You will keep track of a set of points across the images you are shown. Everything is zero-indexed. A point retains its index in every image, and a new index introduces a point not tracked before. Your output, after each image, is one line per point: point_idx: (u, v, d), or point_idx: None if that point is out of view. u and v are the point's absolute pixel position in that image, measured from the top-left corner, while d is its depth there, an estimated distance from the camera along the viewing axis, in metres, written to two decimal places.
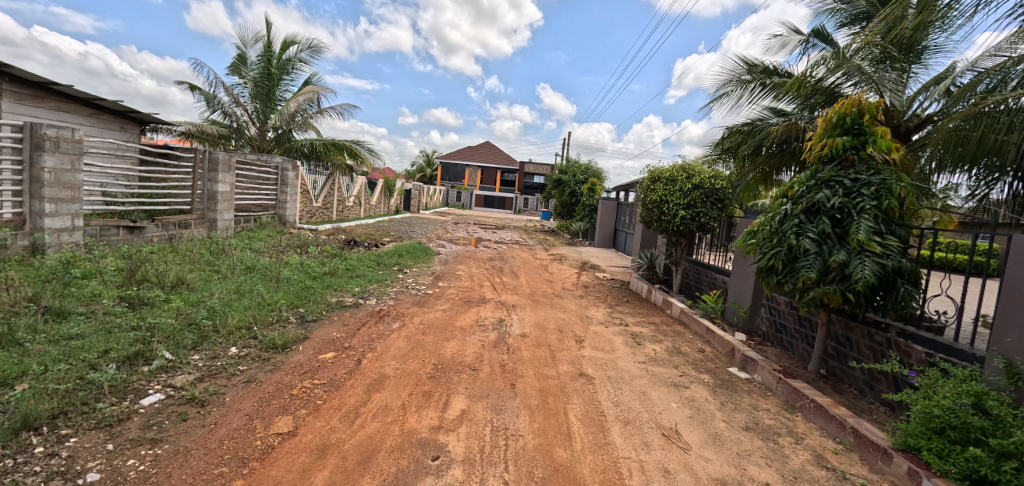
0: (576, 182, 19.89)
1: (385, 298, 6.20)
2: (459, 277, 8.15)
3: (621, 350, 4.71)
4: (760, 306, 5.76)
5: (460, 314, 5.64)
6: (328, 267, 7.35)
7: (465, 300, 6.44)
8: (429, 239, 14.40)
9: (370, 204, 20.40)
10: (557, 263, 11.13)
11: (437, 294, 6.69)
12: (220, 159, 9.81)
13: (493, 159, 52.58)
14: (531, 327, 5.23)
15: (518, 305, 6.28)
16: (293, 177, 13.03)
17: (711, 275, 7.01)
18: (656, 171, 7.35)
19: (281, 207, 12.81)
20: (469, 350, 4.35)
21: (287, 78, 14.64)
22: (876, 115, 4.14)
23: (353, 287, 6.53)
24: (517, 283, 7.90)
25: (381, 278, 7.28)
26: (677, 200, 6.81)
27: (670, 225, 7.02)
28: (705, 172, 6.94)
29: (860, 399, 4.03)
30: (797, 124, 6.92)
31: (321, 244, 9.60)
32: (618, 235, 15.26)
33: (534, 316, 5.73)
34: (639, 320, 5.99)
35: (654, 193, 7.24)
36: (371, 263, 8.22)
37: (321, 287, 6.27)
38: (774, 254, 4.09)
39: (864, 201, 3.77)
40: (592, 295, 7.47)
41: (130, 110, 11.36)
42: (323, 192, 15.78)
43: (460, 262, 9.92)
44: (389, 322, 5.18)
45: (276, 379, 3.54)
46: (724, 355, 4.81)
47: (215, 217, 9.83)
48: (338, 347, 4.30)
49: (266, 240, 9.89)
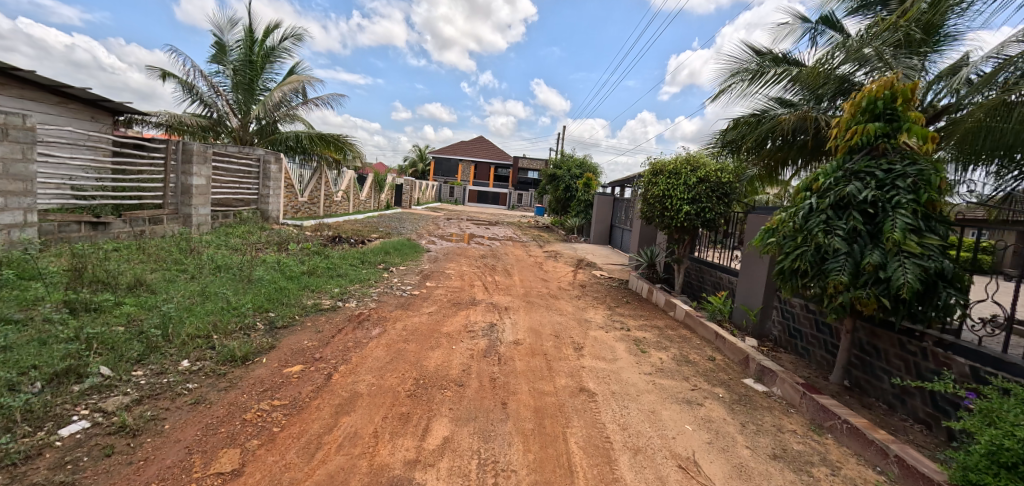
0: (572, 177, 19.51)
1: (366, 300, 5.71)
2: (448, 276, 7.65)
3: (624, 359, 4.26)
4: (771, 309, 5.36)
5: (448, 318, 5.17)
6: (307, 265, 6.83)
7: (454, 302, 5.96)
8: (419, 235, 13.87)
9: (359, 200, 19.79)
10: (552, 261, 10.67)
11: (424, 295, 6.20)
12: (195, 151, 9.22)
13: (487, 154, 51.99)
14: (525, 333, 4.77)
15: (511, 307, 5.82)
16: (276, 170, 12.45)
17: (716, 274, 6.60)
18: (658, 163, 6.88)
19: (264, 202, 12.23)
20: (456, 362, 3.88)
21: (269, 66, 13.98)
22: (911, 99, 3.70)
23: (332, 288, 6.02)
24: (510, 283, 7.42)
25: (364, 278, 6.77)
26: (681, 195, 6.35)
27: (674, 221, 6.57)
28: (711, 164, 6.49)
29: (890, 415, 3.63)
30: (809, 114, 6.46)
31: (303, 241, 9.06)
32: (615, 231, 14.84)
33: (529, 320, 5.27)
34: (642, 323, 5.56)
35: (656, 187, 6.78)
36: (355, 262, 7.70)
37: (297, 288, 5.76)
38: (799, 254, 3.66)
39: (900, 195, 3.35)
40: (590, 296, 7.01)
41: (101, 99, 10.71)
42: (310, 186, 15.19)
43: (451, 259, 9.42)
44: (369, 328, 4.70)
45: (229, 400, 3.06)
46: (737, 363, 4.39)
47: (190, 213, 9.23)
48: (307, 358, 3.81)
49: (244, 237, 9.32)
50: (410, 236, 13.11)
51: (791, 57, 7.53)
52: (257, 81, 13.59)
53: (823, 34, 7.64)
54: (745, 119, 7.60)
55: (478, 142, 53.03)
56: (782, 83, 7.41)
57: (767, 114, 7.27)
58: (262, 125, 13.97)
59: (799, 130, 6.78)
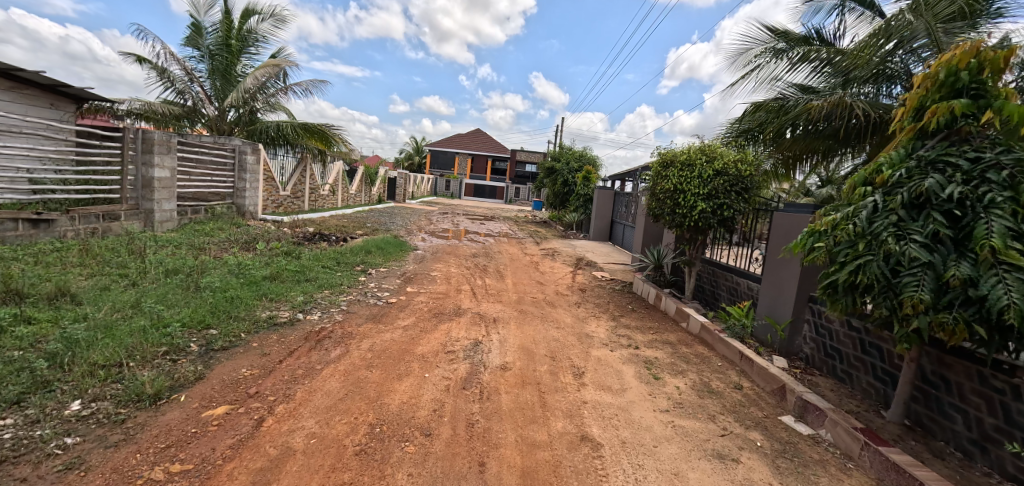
0: (571, 171, 18.67)
1: (333, 310, 4.92)
2: (433, 279, 6.86)
3: (635, 390, 3.50)
4: (803, 323, 4.62)
5: (426, 334, 4.40)
6: (272, 268, 6.03)
7: (435, 312, 5.19)
8: (409, 231, 13.07)
9: (347, 194, 18.92)
10: (549, 260, 9.89)
11: (402, 304, 5.41)
12: (156, 140, 8.29)
13: (484, 147, 51.01)
14: (515, 353, 4.01)
15: (501, 318, 5.05)
16: (253, 161, 11.61)
17: (734, 280, 5.85)
18: (668, 153, 6.08)
19: (240, 196, 11.40)
20: (426, 397, 3.11)
21: (248, 51, 13.09)
22: (1000, 71, 2.91)
23: (296, 296, 5.23)
24: (503, 287, 6.64)
25: (336, 283, 5.97)
26: (695, 190, 5.55)
27: (686, 219, 5.78)
28: (730, 154, 5.69)
29: (969, 469, 2.88)
30: (845, 99, 5.63)
31: (276, 239, 8.25)
32: (616, 227, 14.05)
33: (521, 335, 4.52)
34: (651, 338, 4.80)
35: (665, 181, 5.98)
36: (329, 263, 6.90)
37: (253, 296, 4.96)
38: (859, 265, 2.88)
39: (994, 191, 2.55)
40: (592, 303, 6.24)
41: (61, 85, 9.81)
42: (293, 179, 14.35)
43: (439, 259, 8.63)
44: (328, 348, 3.93)
45: (114, 465, 2.30)
46: (769, 395, 3.64)
47: (152, 208, 8.33)
48: (239, 394, 3.04)
49: (213, 234, 8.51)
50: (398, 233, 12.34)
51: (818, 38, 6.72)
52: (235, 67, 12.73)
53: (853, 12, 6.82)
54: (765, 106, 6.79)
55: (475, 135, 52.01)
56: (808, 64, 6.57)
57: (792, 99, 6.44)
58: (241, 114, 13.10)
59: (830, 117, 5.97)
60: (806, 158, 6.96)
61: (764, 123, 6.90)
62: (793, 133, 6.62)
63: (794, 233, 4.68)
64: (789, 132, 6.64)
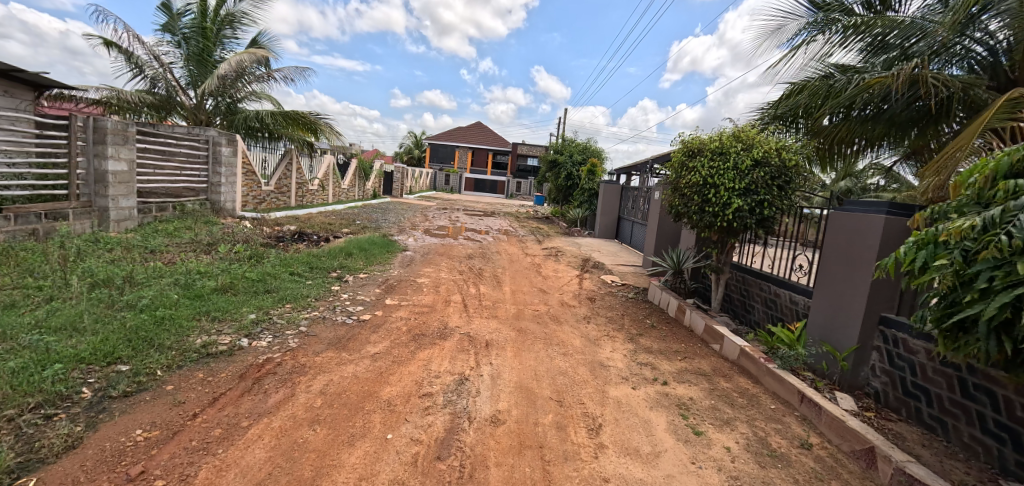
0: (574, 163, 17.68)
1: (288, 332, 3.98)
2: (419, 287, 5.91)
3: (671, 456, 2.58)
4: (872, 350, 3.70)
5: (398, 367, 3.47)
6: (225, 278, 5.09)
7: (415, 332, 4.27)
8: (400, 229, 12.14)
9: (339, 189, 17.94)
10: (552, 262, 8.93)
11: (376, 322, 4.46)
12: (109, 129, 7.28)
13: (485, 140, 49.93)
14: (512, 396, 3.10)
15: (495, 341, 4.11)
16: (230, 153, 10.65)
17: (775, 293, 4.94)
18: (696, 140, 5.09)
19: (215, 191, 10.44)
20: (384, 477, 2.21)
21: (225, 35, 12.15)
22: None
23: (247, 313, 4.29)
24: (500, 298, 5.68)
25: (302, 294, 5.02)
26: (730, 184, 4.56)
27: (716, 219, 4.80)
28: (771, 141, 4.72)
29: None
30: (920, 73, 4.62)
31: (245, 239, 7.30)
32: (623, 224, 13.09)
33: (520, 365, 3.59)
34: (680, 368, 3.88)
35: (690, 173, 5.00)
36: (299, 268, 5.96)
37: (190, 315, 4.03)
38: (1016, 295, 1.93)
39: None
40: (604, 316, 5.29)
41: (13, 68, 8.81)
42: (277, 173, 13.40)
43: (430, 262, 7.68)
44: (267, 391, 3.01)
45: None
46: (848, 459, 2.74)
47: (107, 206, 7.34)
48: (114, 478, 2.13)
49: (177, 235, 7.57)
50: (389, 231, 11.38)
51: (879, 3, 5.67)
52: (213, 52, 11.84)
53: None
54: (805, 86, 5.77)
55: (475, 128, 50.89)
56: (860, 37, 5.55)
57: (843, 76, 5.42)
58: (220, 103, 12.17)
59: (893, 97, 4.94)
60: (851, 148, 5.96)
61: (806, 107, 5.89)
62: (837, 117, 5.61)
63: (863, 239, 3.73)
64: (835, 116, 5.62)
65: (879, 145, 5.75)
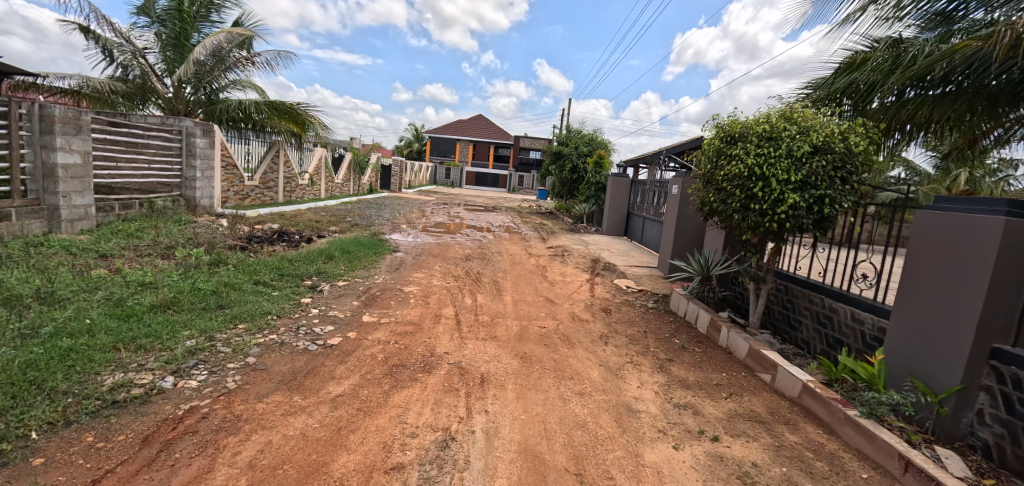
0: (580, 155, 16.77)
1: (229, 367, 3.14)
2: (406, 298, 5.03)
3: None
4: (981, 392, 2.83)
5: (364, 419, 2.62)
6: (168, 291, 4.25)
7: (391, 362, 3.42)
8: (393, 227, 11.27)
9: (331, 183, 17.06)
10: (559, 263, 8.04)
11: (347, 348, 3.60)
12: (58, 117, 6.41)
13: (486, 133, 48.91)
14: (514, 469, 2.24)
15: (493, 375, 3.25)
16: (205, 145, 9.77)
17: (832, 309, 4.12)
18: (738, 123, 4.20)
19: (189, 187, 9.58)
20: None
21: (206, 18, 11.28)
22: None
23: (183, 340, 3.45)
24: (500, 312, 4.80)
25: (262, 310, 4.18)
26: (784, 175, 3.68)
27: (763, 219, 3.91)
28: (834, 124, 3.81)
29: None
30: None
31: (212, 241, 6.45)
32: (633, 220, 12.21)
33: (524, 415, 2.73)
34: (728, 412, 3.02)
35: (730, 162, 4.11)
36: (266, 277, 5.12)
37: (105, 346, 3.19)
38: None
39: None
40: (623, 334, 4.42)
41: None
42: (261, 167, 12.50)
43: (422, 266, 6.81)
44: (176, 465, 2.18)
45: None
46: None
47: (57, 203, 6.51)
48: None
49: (137, 236, 6.73)
50: (380, 228, 10.51)
51: None
52: (191, 35, 10.94)
53: None
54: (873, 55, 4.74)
55: (477, 120, 49.84)
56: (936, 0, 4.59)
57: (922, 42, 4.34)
58: (200, 90, 11.28)
59: (986, 68, 3.83)
60: (927, 130, 4.88)
61: (869, 81, 4.85)
62: (911, 91, 4.53)
63: (972, 246, 2.86)
64: (907, 91, 4.56)
65: (964, 127, 4.65)
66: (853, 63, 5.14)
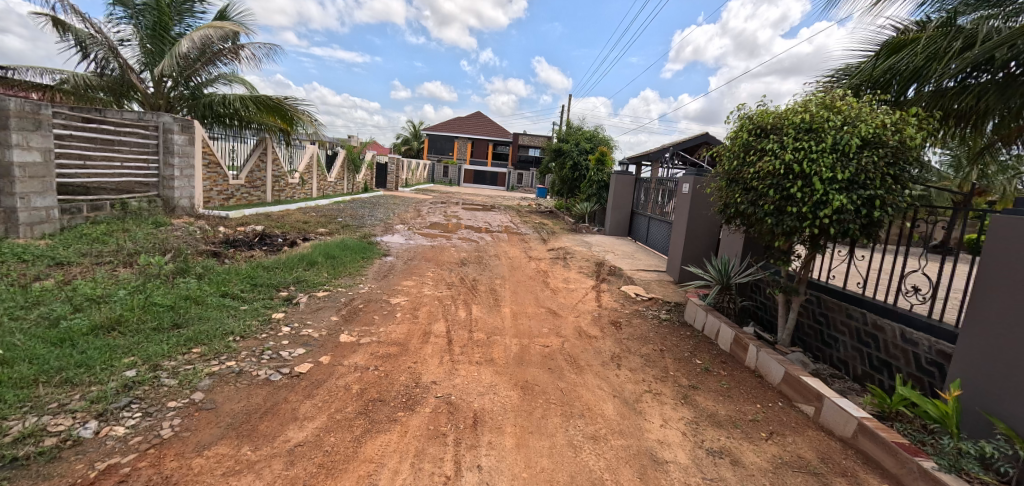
0: (581, 152, 16.24)
1: (168, 408, 2.61)
2: (392, 312, 4.49)
3: None
4: None
5: (324, 481, 2.08)
6: (117, 309, 3.70)
7: (367, 395, 2.89)
8: (386, 228, 10.71)
9: (323, 182, 16.50)
10: (561, 268, 7.49)
11: (316, 378, 3.06)
12: (13, 111, 5.84)
13: (485, 130, 48.29)
14: None
15: (488, 412, 2.73)
16: (184, 142, 9.19)
17: (875, 326, 3.59)
18: (770, 114, 3.66)
19: (167, 186, 9.00)
20: None
21: (187, 9, 10.67)
22: None
23: (120, 372, 2.91)
24: (496, 328, 4.25)
25: (222, 329, 3.63)
26: (828, 173, 3.14)
27: (800, 224, 3.37)
28: (886, 114, 3.27)
29: None
30: None
31: (183, 246, 5.89)
32: (637, 220, 11.69)
33: (527, 473, 2.20)
34: (772, 460, 2.50)
35: (761, 158, 3.57)
36: (235, 288, 4.58)
37: (22, 381, 2.65)
38: None
39: None
40: (637, 355, 3.88)
41: None
42: (248, 165, 11.92)
43: (413, 272, 6.25)
44: None
45: None
46: None
47: (14, 206, 5.94)
48: None
49: (102, 240, 6.15)
50: (371, 230, 9.97)
51: None
52: (171, 27, 10.37)
53: None
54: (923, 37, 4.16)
55: (475, 117, 49.22)
56: None
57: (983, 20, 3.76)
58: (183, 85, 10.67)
59: None
60: (982, 120, 4.30)
61: (914, 66, 4.27)
62: (967, 77, 3.95)
63: None
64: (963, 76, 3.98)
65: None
66: (895, 46, 4.56)
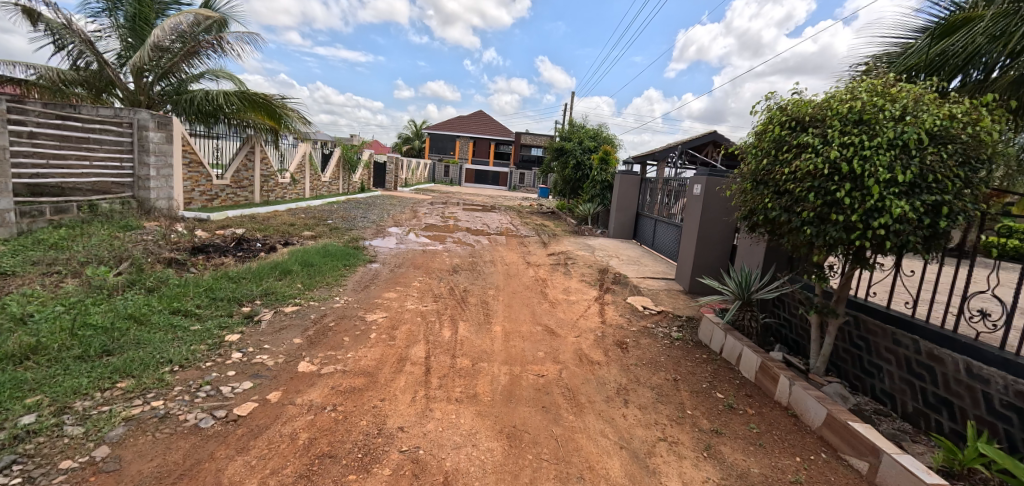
0: (584, 150, 15.67)
1: (57, 471, 2.05)
2: (365, 333, 3.92)
3: None
4: None
5: None
6: (38, 332, 3.16)
7: (312, 449, 2.34)
8: (377, 231, 10.17)
9: (316, 181, 15.96)
10: (561, 275, 6.91)
11: (257, 424, 2.51)
12: None
13: (487, 129, 47.72)
14: None
15: (463, 475, 2.16)
16: (161, 140, 8.63)
17: (930, 356, 2.98)
18: (809, 105, 3.08)
19: (143, 187, 8.47)
20: None
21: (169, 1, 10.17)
22: None
23: (14, 418, 2.36)
24: (484, 352, 3.68)
25: (158, 358, 3.09)
26: (884, 173, 2.56)
27: (849, 235, 2.78)
28: (954, 101, 2.68)
29: None
30: None
31: (144, 253, 5.36)
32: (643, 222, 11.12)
33: None
34: None
35: (798, 157, 3.00)
36: (188, 304, 4.03)
37: None
38: None
39: None
40: (648, 387, 3.31)
41: None
42: (234, 164, 11.43)
43: (398, 282, 5.69)
44: None
45: None
46: None
47: None
48: None
49: (57, 246, 5.62)
50: (360, 233, 9.41)
51: None
52: (152, 19, 9.87)
53: None
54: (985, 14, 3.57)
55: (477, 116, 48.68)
56: None
57: None
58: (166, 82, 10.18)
59: None
60: None
61: (975, 47, 3.67)
62: None
63: None
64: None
65: None
66: (948, 27, 3.97)
